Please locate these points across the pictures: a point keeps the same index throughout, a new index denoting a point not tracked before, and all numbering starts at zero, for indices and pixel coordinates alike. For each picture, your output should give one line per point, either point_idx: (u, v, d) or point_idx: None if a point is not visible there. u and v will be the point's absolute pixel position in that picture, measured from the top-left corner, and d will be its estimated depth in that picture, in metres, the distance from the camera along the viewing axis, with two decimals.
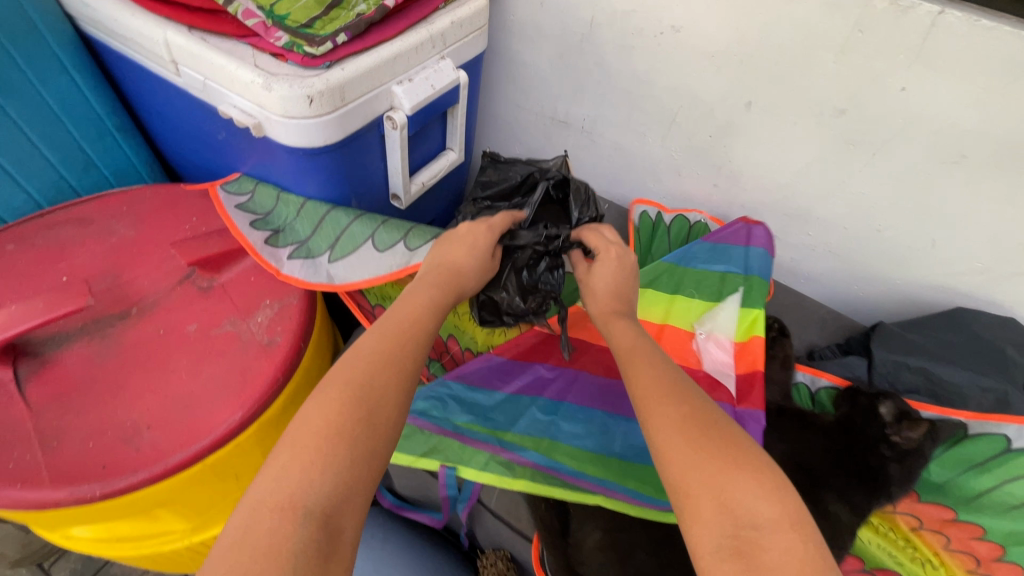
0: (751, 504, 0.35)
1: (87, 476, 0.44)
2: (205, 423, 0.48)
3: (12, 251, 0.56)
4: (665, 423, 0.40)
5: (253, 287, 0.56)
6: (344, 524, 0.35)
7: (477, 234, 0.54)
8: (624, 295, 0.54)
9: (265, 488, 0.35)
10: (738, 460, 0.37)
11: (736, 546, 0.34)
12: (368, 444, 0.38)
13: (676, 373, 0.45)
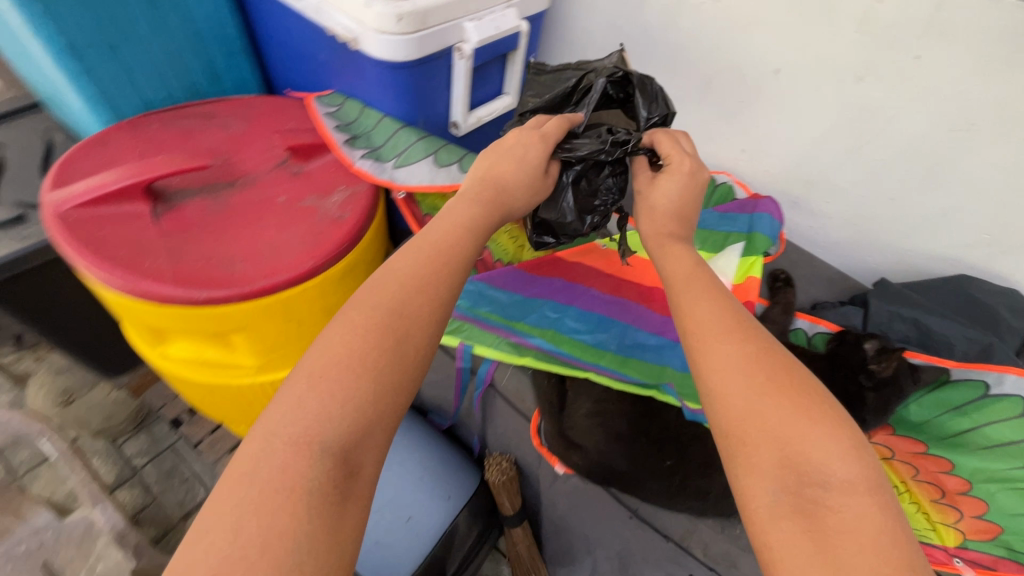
0: (817, 462, 0.38)
1: (196, 285, 0.56)
2: (284, 265, 0.60)
3: (153, 127, 0.70)
4: (728, 368, 0.43)
5: (332, 175, 0.69)
6: (363, 461, 0.40)
7: (533, 142, 0.56)
8: (680, 220, 0.56)
9: (282, 420, 0.40)
10: (809, 414, 0.40)
11: (795, 503, 0.37)
12: (396, 371, 0.43)
13: (754, 328, 0.46)
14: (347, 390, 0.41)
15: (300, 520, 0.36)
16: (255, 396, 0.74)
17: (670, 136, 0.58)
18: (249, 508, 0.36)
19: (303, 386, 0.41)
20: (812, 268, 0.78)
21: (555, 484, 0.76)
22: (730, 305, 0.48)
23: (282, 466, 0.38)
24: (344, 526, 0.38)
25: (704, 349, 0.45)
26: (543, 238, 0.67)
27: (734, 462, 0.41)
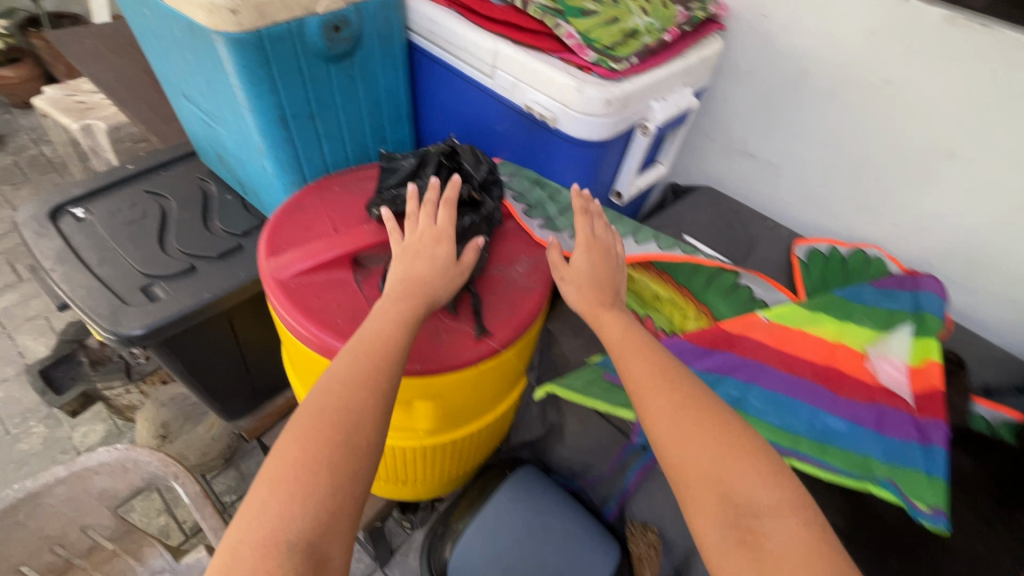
0: (747, 497, 0.45)
1: (409, 356, 0.57)
2: (486, 335, 0.60)
3: (337, 191, 0.71)
4: (664, 425, 0.50)
5: (515, 244, 0.69)
6: (331, 548, 0.42)
7: (439, 244, 0.59)
8: (603, 286, 0.62)
9: (250, 521, 0.42)
10: (732, 451, 0.48)
11: (737, 540, 0.44)
12: (352, 454, 0.46)
13: (675, 388, 0.52)
14: (301, 490, 0.43)
15: None
16: (411, 459, 0.74)
17: (591, 217, 0.66)
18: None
19: (257, 496, 0.43)
20: (979, 348, 0.76)
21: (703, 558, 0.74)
22: (657, 355, 0.56)
23: (255, 569, 0.39)
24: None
25: (643, 409, 0.52)
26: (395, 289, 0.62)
27: (686, 508, 0.47)
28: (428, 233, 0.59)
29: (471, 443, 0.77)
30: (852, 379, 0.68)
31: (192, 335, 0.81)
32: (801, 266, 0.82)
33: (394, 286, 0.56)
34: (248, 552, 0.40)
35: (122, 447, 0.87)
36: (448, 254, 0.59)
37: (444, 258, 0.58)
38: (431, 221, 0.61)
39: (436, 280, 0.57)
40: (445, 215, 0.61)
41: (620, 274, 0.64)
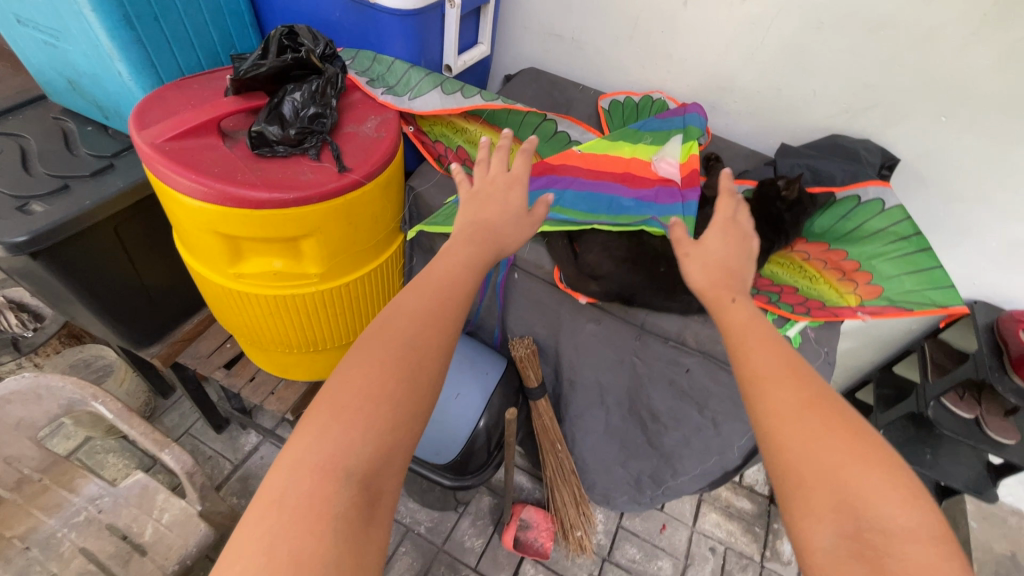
0: (876, 513, 0.41)
1: (284, 189, 0.70)
2: (347, 171, 0.74)
3: (196, 85, 0.81)
4: (782, 412, 0.47)
5: (364, 110, 0.83)
6: (383, 489, 0.48)
7: (509, 193, 0.66)
8: (730, 276, 0.56)
9: (308, 449, 0.47)
10: (862, 456, 0.44)
11: (853, 550, 0.41)
12: (411, 398, 0.52)
13: (808, 388, 0.48)
14: (367, 419, 0.49)
15: (328, 540, 0.43)
16: (309, 307, 0.87)
17: (735, 204, 0.61)
18: (281, 527, 0.43)
19: (323, 420, 0.49)
20: (733, 150, 1.02)
21: (564, 341, 0.96)
22: (782, 345, 0.52)
23: (312, 492, 0.45)
24: (365, 553, 0.45)
25: (762, 397, 0.48)
26: (262, 145, 0.73)
27: (794, 511, 0.44)
28: (502, 179, 0.67)
29: (361, 291, 0.92)
30: (640, 177, 0.90)
31: (77, 247, 0.86)
32: (605, 114, 1.04)
33: (463, 231, 0.63)
34: (308, 475, 0.46)
35: (30, 375, 0.91)
36: (520, 202, 0.66)
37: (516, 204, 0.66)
38: (502, 168, 0.68)
39: (501, 219, 0.64)
40: (518, 165, 0.68)
41: (755, 262, 0.59)
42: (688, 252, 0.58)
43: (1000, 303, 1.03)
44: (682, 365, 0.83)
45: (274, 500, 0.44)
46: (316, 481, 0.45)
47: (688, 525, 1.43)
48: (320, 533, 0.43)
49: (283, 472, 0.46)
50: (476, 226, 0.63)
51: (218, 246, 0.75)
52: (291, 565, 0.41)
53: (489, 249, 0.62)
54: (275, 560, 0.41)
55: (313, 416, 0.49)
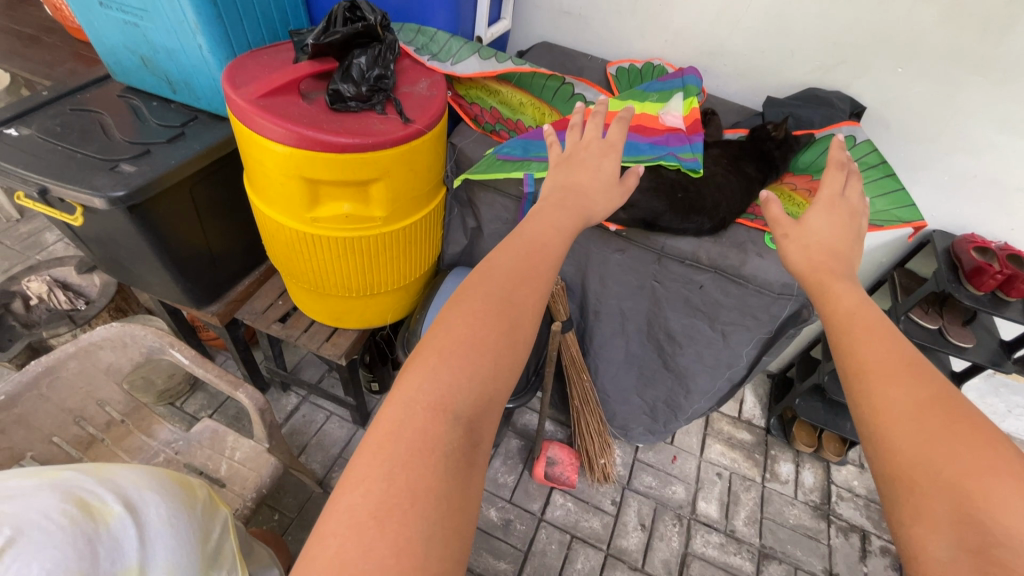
0: (1008, 528, 0.39)
1: (362, 135, 0.82)
2: (411, 122, 0.87)
3: (268, 51, 0.92)
4: (895, 410, 0.48)
5: (415, 73, 0.96)
6: (483, 433, 0.47)
7: (602, 166, 0.71)
8: (830, 258, 0.65)
9: (416, 388, 0.47)
10: (995, 467, 0.42)
11: (976, 564, 0.39)
12: (510, 351, 0.51)
13: (922, 384, 0.49)
14: (473, 366, 0.49)
15: (439, 476, 0.43)
16: (371, 250, 0.99)
17: (843, 177, 0.72)
18: (399, 456, 0.43)
19: (432, 362, 0.49)
20: (725, 105, 1.18)
21: (589, 268, 1.11)
22: (899, 344, 0.53)
23: (424, 427, 0.45)
24: (469, 485, 0.45)
25: (871, 392, 0.50)
26: (338, 102, 0.86)
27: (907, 507, 0.44)
28: (596, 145, 0.73)
29: (414, 237, 1.04)
30: (650, 127, 1.01)
31: (161, 204, 0.97)
32: (614, 79, 1.18)
33: (560, 193, 0.67)
34: (417, 411, 0.46)
35: (117, 324, 1.00)
36: (612, 170, 0.71)
37: (610, 172, 0.71)
38: (597, 134, 0.74)
39: (592, 185, 0.69)
40: (613, 130, 0.73)
41: (855, 239, 0.68)
42: (788, 232, 0.68)
43: (954, 230, 1.21)
44: (697, 282, 0.98)
45: (391, 434, 0.44)
46: (424, 415, 0.45)
47: (697, 455, 1.58)
48: (434, 469, 0.43)
49: (397, 408, 0.46)
50: (568, 189, 0.68)
51: (299, 191, 0.87)
52: (415, 493, 0.41)
53: (577, 212, 0.66)
54: (400, 488, 0.41)
55: (420, 358, 0.50)
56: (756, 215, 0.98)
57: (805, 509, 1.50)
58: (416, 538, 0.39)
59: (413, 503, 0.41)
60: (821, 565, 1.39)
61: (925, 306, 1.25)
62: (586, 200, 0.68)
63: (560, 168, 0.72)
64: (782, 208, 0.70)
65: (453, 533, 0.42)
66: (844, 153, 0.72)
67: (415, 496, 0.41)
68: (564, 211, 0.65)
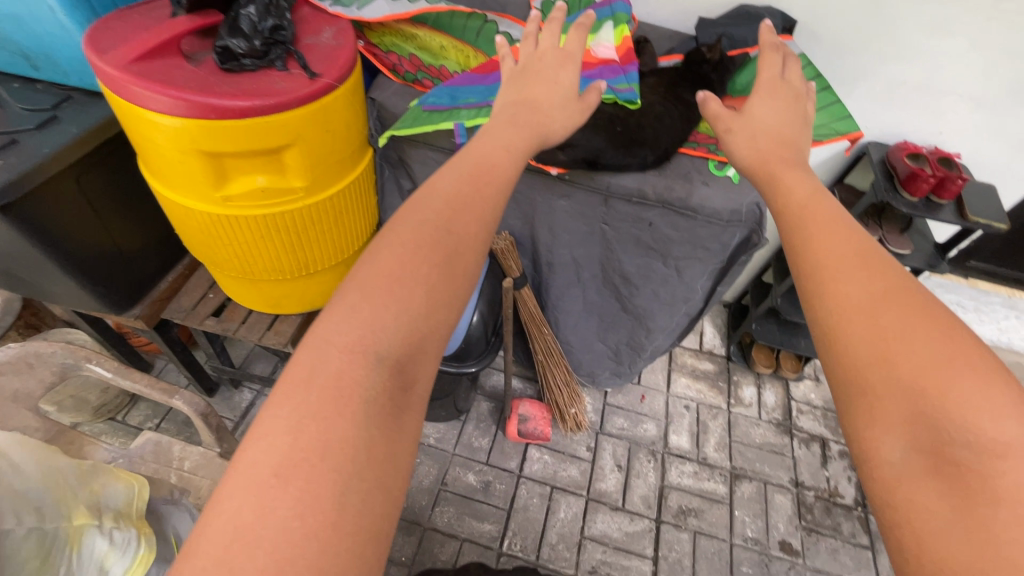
0: (961, 424, 0.39)
1: (262, 96, 0.72)
2: (318, 76, 0.77)
3: (138, 7, 0.79)
4: (847, 307, 0.46)
5: (317, 22, 0.86)
6: (417, 375, 0.44)
7: (549, 100, 0.68)
8: (778, 145, 0.66)
9: (333, 330, 0.43)
10: (949, 360, 0.41)
11: (930, 465, 0.39)
12: (447, 283, 0.47)
13: (880, 279, 0.47)
14: (397, 302, 0.44)
15: (358, 423, 0.39)
16: (297, 224, 0.92)
17: (780, 60, 0.74)
18: (310, 407, 0.39)
19: (350, 298, 0.45)
20: (658, 31, 1.12)
21: (537, 218, 1.06)
22: (857, 237, 0.51)
23: (339, 372, 0.41)
24: (398, 438, 0.41)
25: (825, 290, 0.48)
26: (229, 60, 0.75)
27: (861, 410, 0.43)
28: (553, 54, 0.71)
29: (342, 205, 0.97)
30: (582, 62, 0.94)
31: (42, 200, 0.84)
32: None
33: (513, 111, 0.66)
34: (332, 355, 0.42)
35: (15, 345, 0.88)
36: (570, 82, 0.70)
37: (567, 85, 0.70)
38: (554, 45, 0.73)
39: (550, 99, 0.68)
40: (571, 42, 0.72)
41: (802, 122, 0.70)
42: (732, 126, 0.69)
43: (888, 139, 1.23)
44: (646, 219, 0.96)
45: (299, 380, 0.40)
46: (339, 358, 0.41)
47: (664, 391, 1.61)
48: (351, 415, 0.39)
49: (307, 351, 0.42)
50: (522, 104, 0.67)
51: (202, 167, 0.78)
52: (325, 442, 0.38)
53: (527, 136, 0.63)
54: (309, 439, 0.38)
55: (340, 296, 0.46)
56: (698, 143, 0.94)
57: (769, 427, 1.56)
58: (326, 489, 0.36)
59: (322, 458, 0.37)
60: (788, 476, 1.46)
61: (866, 218, 1.28)
62: (543, 117, 0.67)
63: (515, 81, 0.71)
64: (722, 104, 0.72)
65: (378, 482, 0.39)
66: (774, 37, 0.76)
67: (326, 451, 0.38)
68: (489, 140, 0.61)
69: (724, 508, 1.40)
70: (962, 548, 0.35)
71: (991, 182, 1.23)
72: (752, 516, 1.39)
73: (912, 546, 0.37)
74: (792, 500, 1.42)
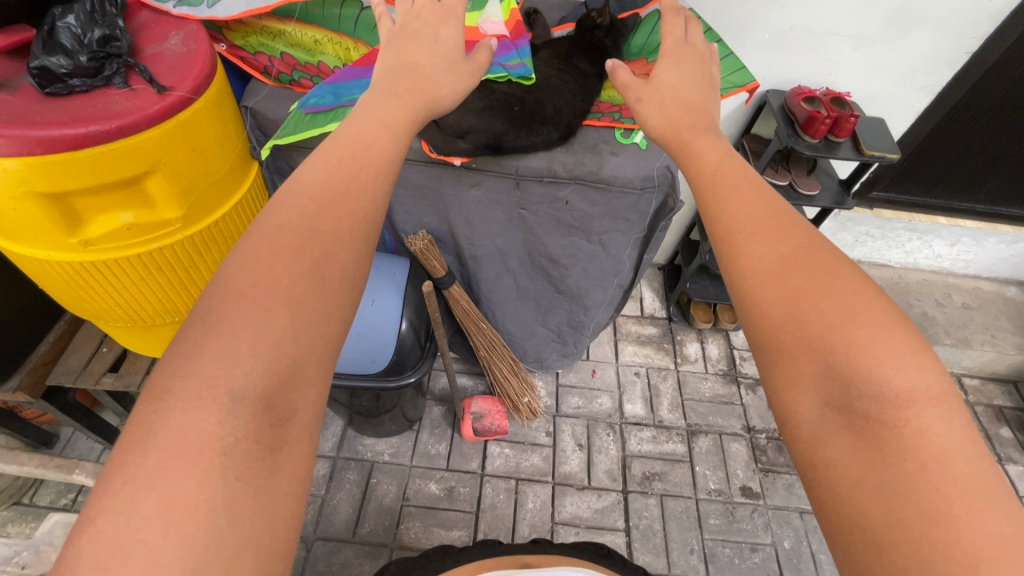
0: (868, 375, 0.39)
1: (102, 120, 0.62)
2: (168, 89, 0.68)
3: None
4: (759, 270, 0.45)
5: (162, 28, 0.75)
6: (294, 403, 0.39)
7: (422, 77, 0.60)
8: (687, 112, 0.63)
9: (181, 373, 0.37)
10: (857, 318, 0.41)
11: (843, 421, 0.39)
12: (318, 296, 0.42)
13: (790, 242, 0.46)
14: (252, 332, 0.38)
15: (216, 485, 0.34)
16: (182, 258, 0.82)
17: (683, 22, 0.72)
18: (165, 474, 0.33)
19: (195, 336, 0.38)
20: None
21: (450, 209, 1.00)
22: (768, 198, 0.51)
23: (186, 426, 0.35)
24: (275, 484, 0.36)
25: (736, 254, 0.47)
26: (52, 82, 0.64)
27: (776, 374, 0.42)
28: (430, 10, 0.65)
29: (231, 229, 0.87)
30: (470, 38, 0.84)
31: None
32: None
33: (391, 75, 0.59)
34: (174, 408, 0.35)
35: None
36: (453, 40, 0.64)
37: (450, 44, 0.63)
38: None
39: (433, 66, 0.61)
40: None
41: (711, 87, 0.68)
42: (641, 95, 0.67)
43: (784, 86, 1.26)
44: (561, 198, 0.93)
45: (168, 448, 0.34)
46: (210, 409, 0.36)
47: (613, 362, 1.62)
48: (207, 472, 0.34)
49: (144, 407, 0.36)
50: (402, 69, 0.60)
51: (47, 213, 0.67)
52: (219, 516, 0.33)
53: (403, 118, 0.55)
54: (178, 517, 0.33)
55: (183, 330, 0.39)
56: (603, 112, 0.92)
57: (716, 378, 1.61)
58: (213, 569, 0.32)
59: (166, 527, 0.32)
60: (740, 424, 1.51)
61: (775, 165, 1.30)
62: (425, 83, 0.60)
63: (393, 44, 0.63)
64: (630, 73, 0.70)
65: (252, 542, 0.34)
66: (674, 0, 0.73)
67: (170, 522, 0.32)
68: (360, 117, 0.54)
69: (685, 465, 1.43)
70: (871, 501, 0.36)
71: (880, 114, 1.29)
72: (713, 468, 1.42)
73: (832, 503, 0.38)
74: (746, 446, 1.47)
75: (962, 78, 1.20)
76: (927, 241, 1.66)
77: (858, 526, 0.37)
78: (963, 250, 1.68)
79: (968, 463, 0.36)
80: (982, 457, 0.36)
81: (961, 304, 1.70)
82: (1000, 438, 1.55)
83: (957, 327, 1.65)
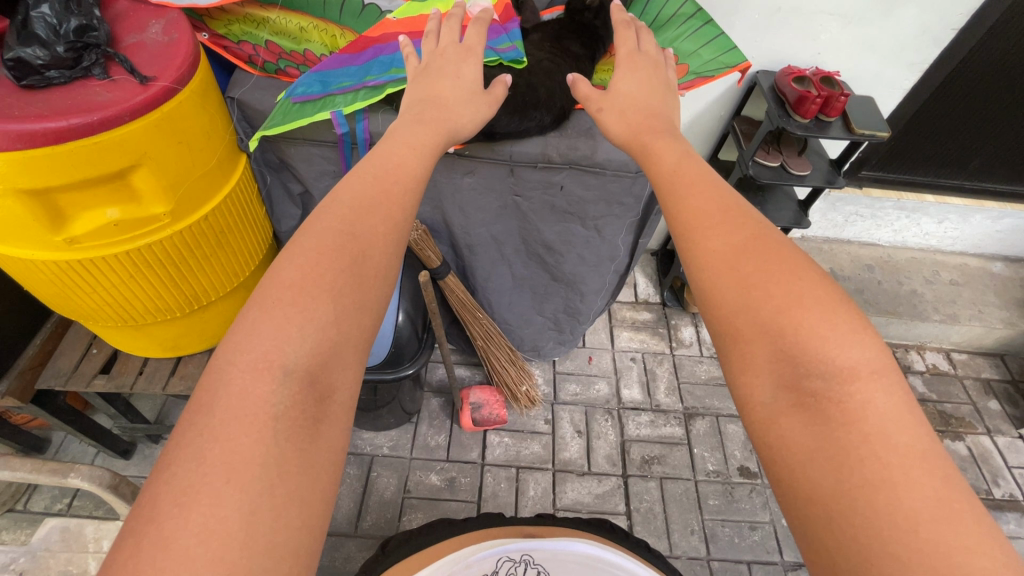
0: (814, 354, 0.40)
1: (83, 112, 0.60)
2: (150, 80, 0.66)
3: None
4: (712, 259, 0.46)
5: (141, 17, 0.73)
6: (335, 382, 0.39)
7: (426, 105, 0.62)
8: (646, 118, 0.65)
9: (239, 345, 0.38)
10: (802, 299, 0.42)
11: (794, 400, 0.39)
12: (358, 287, 0.42)
13: (742, 233, 0.47)
14: (303, 310, 0.39)
15: (269, 446, 0.35)
16: (172, 254, 0.80)
17: (634, 35, 0.74)
18: (231, 433, 0.35)
19: (251, 316, 0.39)
20: None
21: (438, 196, 0.99)
22: (723, 190, 0.51)
23: (245, 390, 0.36)
24: (317, 454, 0.37)
25: (692, 247, 0.48)
26: (30, 74, 0.62)
27: (734, 358, 0.43)
28: (452, 50, 0.67)
29: (222, 223, 0.86)
30: None
31: None
32: None
33: (416, 109, 0.61)
34: (235, 374, 0.37)
35: None
36: (474, 76, 0.66)
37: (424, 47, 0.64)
38: (454, 41, 0.69)
39: (454, 96, 0.64)
40: (470, 35, 0.69)
41: (669, 90, 0.70)
42: (602, 105, 0.68)
43: (775, 67, 1.25)
44: (556, 183, 0.92)
45: (174, 440, 0.35)
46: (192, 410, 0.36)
47: (609, 348, 1.63)
48: (261, 435, 0.35)
49: (209, 376, 0.37)
50: (427, 101, 0.62)
51: (31, 210, 0.65)
52: (248, 485, 0.34)
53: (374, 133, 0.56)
54: (239, 467, 0.34)
55: (240, 315, 0.40)
56: None
57: (712, 361, 1.62)
58: (225, 543, 0.32)
59: (227, 481, 0.33)
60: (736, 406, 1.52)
61: (767, 146, 1.29)
62: (448, 112, 0.62)
63: (420, 79, 0.66)
64: (591, 86, 0.71)
65: (297, 500, 0.35)
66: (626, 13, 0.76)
67: (231, 471, 0.34)
68: (397, 143, 0.56)
69: (684, 449, 1.44)
70: (821, 475, 0.37)
71: (869, 93, 1.30)
72: (710, 451, 1.44)
73: (787, 477, 0.38)
74: (743, 427, 1.49)
75: (949, 56, 1.21)
76: (915, 219, 1.67)
77: (813, 500, 0.37)
78: (950, 228, 1.70)
79: (906, 433, 0.36)
80: (919, 427, 0.37)
81: (949, 280, 1.73)
82: (988, 411, 1.59)
83: (946, 304, 1.67)
